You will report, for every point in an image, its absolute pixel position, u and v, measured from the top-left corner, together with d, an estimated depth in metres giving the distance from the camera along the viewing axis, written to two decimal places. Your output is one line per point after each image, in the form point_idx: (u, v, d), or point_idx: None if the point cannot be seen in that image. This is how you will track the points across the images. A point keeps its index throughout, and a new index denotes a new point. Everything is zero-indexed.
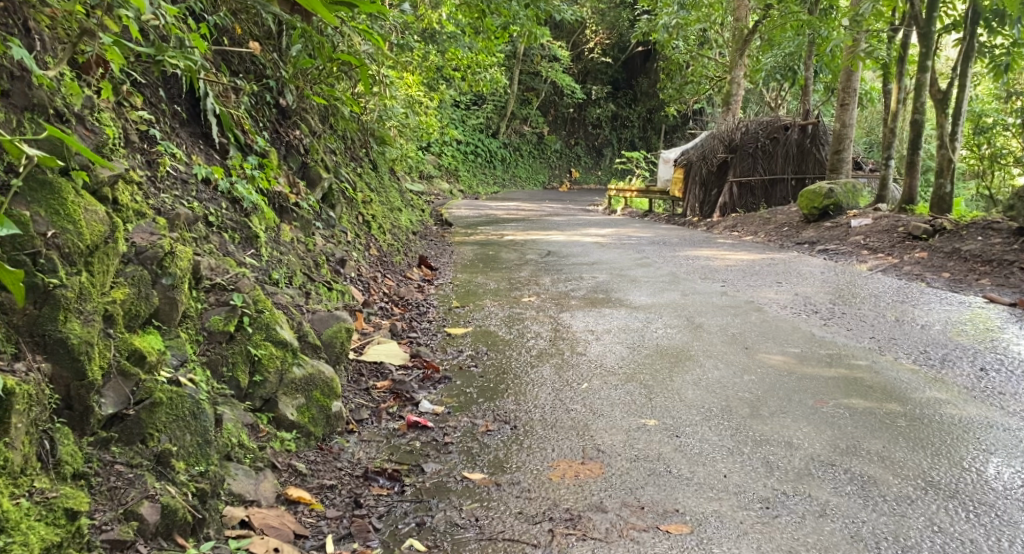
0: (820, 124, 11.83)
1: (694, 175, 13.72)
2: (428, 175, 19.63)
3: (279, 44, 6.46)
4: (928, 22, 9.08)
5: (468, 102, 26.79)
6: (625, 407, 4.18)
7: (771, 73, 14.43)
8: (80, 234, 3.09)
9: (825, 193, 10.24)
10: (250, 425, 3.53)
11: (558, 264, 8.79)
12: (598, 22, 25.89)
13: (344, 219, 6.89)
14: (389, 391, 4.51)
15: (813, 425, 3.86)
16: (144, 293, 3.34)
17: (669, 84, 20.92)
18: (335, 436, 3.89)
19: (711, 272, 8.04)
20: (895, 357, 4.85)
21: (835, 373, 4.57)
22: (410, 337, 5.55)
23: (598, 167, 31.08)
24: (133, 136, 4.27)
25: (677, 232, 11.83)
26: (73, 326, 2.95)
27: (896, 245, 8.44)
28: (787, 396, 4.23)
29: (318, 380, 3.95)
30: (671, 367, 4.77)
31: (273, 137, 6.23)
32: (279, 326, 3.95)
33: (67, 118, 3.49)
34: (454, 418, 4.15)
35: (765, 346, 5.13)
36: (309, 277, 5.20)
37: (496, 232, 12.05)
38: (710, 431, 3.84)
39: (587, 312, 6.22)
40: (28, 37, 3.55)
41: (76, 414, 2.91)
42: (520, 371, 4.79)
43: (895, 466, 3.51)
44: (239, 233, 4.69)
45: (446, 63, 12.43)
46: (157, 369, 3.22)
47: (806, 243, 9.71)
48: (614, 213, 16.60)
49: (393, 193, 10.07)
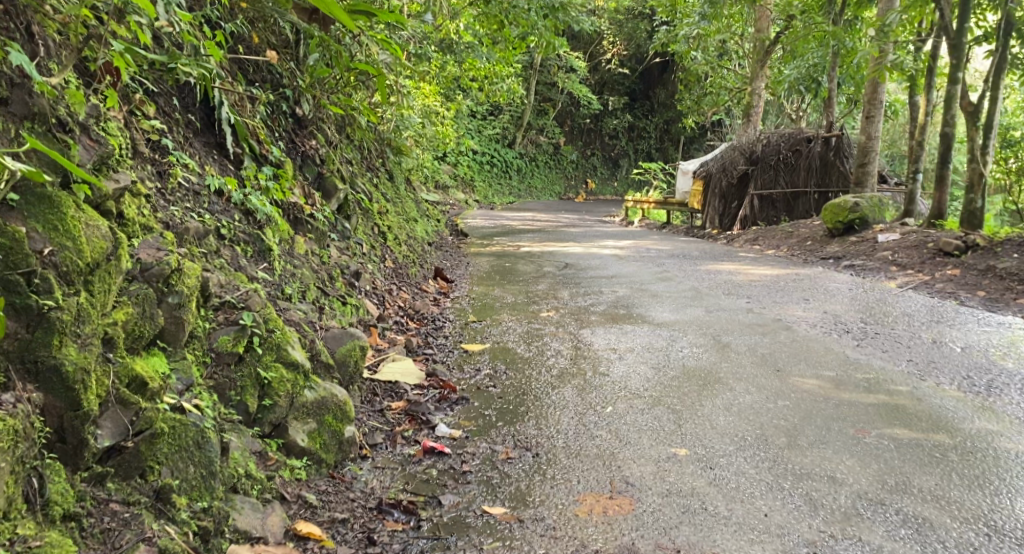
0: (844, 136, 11.51)
1: (714, 187, 13.49)
2: (444, 186, 19.40)
3: (296, 53, 6.30)
4: (959, 33, 8.82)
5: (485, 112, 26.69)
6: (653, 434, 3.97)
7: (794, 85, 14.17)
8: (80, 251, 2.92)
9: (850, 207, 9.99)
10: (258, 453, 3.32)
11: (577, 277, 8.58)
12: (616, 33, 25.73)
13: (360, 230, 6.71)
14: (404, 413, 4.31)
15: (857, 458, 3.62)
16: (149, 312, 3.15)
17: (688, 94, 20.67)
18: (349, 463, 3.69)
19: (736, 287, 7.80)
20: (938, 383, 4.60)
21: (876, 399, 4.34)
22: (426, 354, 5.35)
23: (614, 177, 30.75)
24: (143, 145, 4.10)
25: (698, 244, 11.59)
26: (69, 352, 2.78)
27: (927, 261, 8.19)
28: (825, 424, 4.00)
29: (331, 403, 3.74)
30: (698, 391, 4.54)
31: (290, 147, 6.05)
32: (291, 347, 3.74)
33: (70, 128, 3.29)
34: (472, 444, 3.95)
35: (797, 368, 4.89)
36: (323, 291, 5.01)
37: (513, 243, 11.82)
38: (746, 463, 3.62)
39: (608, 329, 5.99)
40: (31, 43, 3.37)
41: (69, 447, 2.73)
42: (541, 392, 4.58)
43: (951, 507, 3.28)
44: (252, 246, 4.52)
45: (464, 72, 12.28)
46: (160, 395, 3.03)
47: (832, 257, 9.46)
48: (631, 224, 16.37)
49: (409, 203, 9.90)
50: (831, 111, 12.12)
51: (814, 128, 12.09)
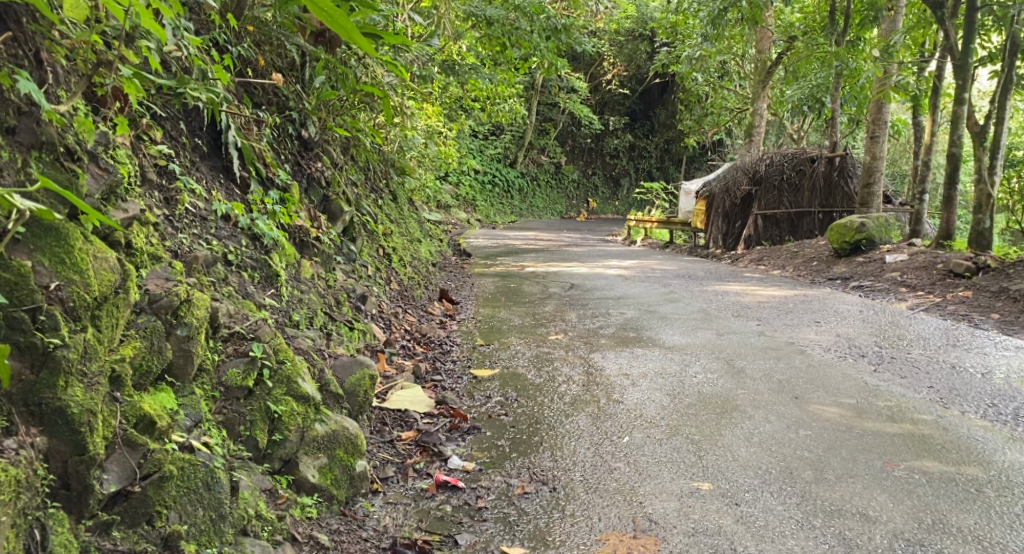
0: (847, 156, 11.38)
1: (717, 206, 13.39)
2: (446, 206, 19.32)
3: (302, 76, 6.25)
4: (964, 54, 8.69)
5: (487, 132, 26.73)
6: (673, 467, 3.86)
7: (796, 106, 14.11)
8: (88, 285, 2.81)
9: (857, 227, 9.84)
10: (268, 491, 3.20)
11: (584, 298, 8.47)
12: (616, 54, 25.79)
13: (365, 252, 6.61)
14: (415, 443, 4.18)
15: (889, 494, 3.58)
16: (157, 346, 3.04)
17: (689, 115, 20.66)
18: (360, 499, 3.55)
19: (746, 308, 7.69)
20: (962, 412, 4.49)
21: (900, 428, 4.24)
22: (435, 380, 5.22)
23: (616, 197, 30.60)
24: (151, 172, 4.01)
25: (703, 264, 11.49)
26: (75, 393, 2.67)
27: (937, 283, 8.09)
28: (851, 456, 3.92)
29: (342, 436, 3.61)
30: (717, 419, 4.41)
31: (295, 170, 5.94)
32: (301, 379, 3.61)
33: (79, 156, 3.17)
34: (487, 478, 3.82)
35: (816, 396, 4.77)
36: (330, 317, 4.90)
37: (517, 263, 11.71)
38: (773, 499, 3.56)
39: (619, 353, 5.88)
40: (40, 70, 3.28)
41: (73, 494, 2.61)
42: (554, 421, 4.45)
43: (994, 549, 3.25)
44: (259, 271, 4.42)
45: (466, 93, 12.25)
46: (168, 434, 2.90)
47: (840, 278, 9.35)
48: (634, 244, 16.27)
49: (412, 224, 9.79)
50: (834, 131, 12.05)
51: (817, 147, 12.02)
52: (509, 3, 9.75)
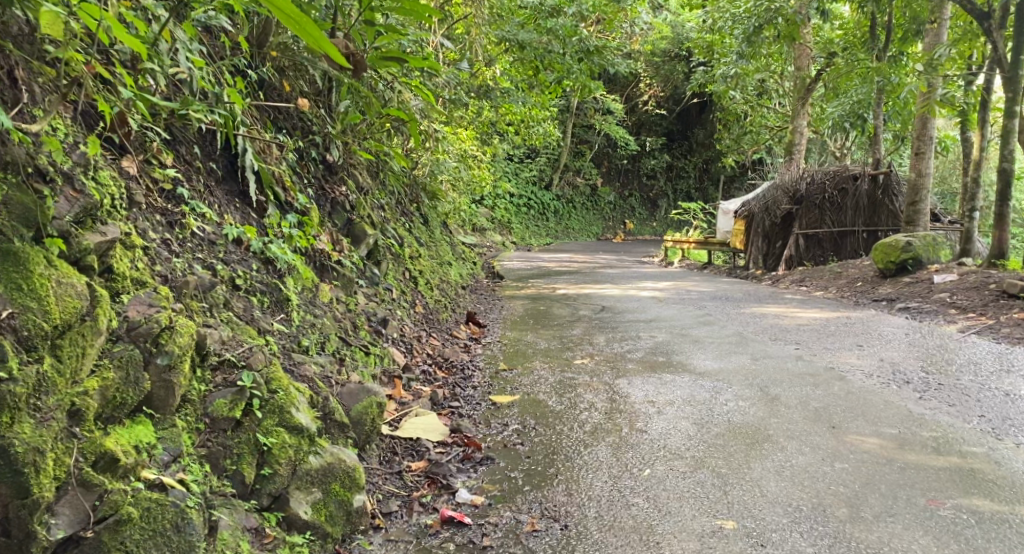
0: (892, 173, 11.12)
1: (756, 227, 12.83)
2: (480, 229, 19.08)
3: (328, 99, 6.11)
4: (1012, 66, 8.26)
5: (522, 156, 26.56)
6: (694, 503, 3.60)
7: (838, 123, 13.62)
8: (46, 312, 2.82)
9: (903, 246, 9.46)
10: (252, 529, 3.02)
11: (615, 321, 8.19)
12: (654, 75, 25.49)
13: (390, 275, 6.39)
14: (424, 474, 3.95)
15: (931, 535, 3.34)
16: (133, 377, 2.97)
17: (728, 135, 20.26)
18: (359, 537, 3.33)
19: (783, 332, 7.34)
20: (1017, 444, 4.15)
21: (947, 462, 3.92)
22: (453, 408, 4.98)
23: (653, 218, 29.84)
24: (149, 195, 3.88)
25: (742, 286, 11.11)
26: (23, 429, 2.67)
27: (990, 303, 7.69)
28: (891, 492, 3.63)
29: (338, 470, 3.37)
30: (746, 451, 4.11)
31: (317, 195, 5.76)
32: (296, 409, 3.39)
33: (51, 177, 3.08)
34: (496, 513, 3.58)
35: (856, 425, 4.45)
36: (345, 341, 4.67)
37: (550, 286, 11.43)
38: (802, 540, 3.34)
39: (647, 379, 5.59)
40: (13, 89, 3.17)
41: (15, 541, 2.61)
42: (573, 452, 4.18)
43: None
44: (269, 296, 4.24)
45: (500, 117, 12.09)
46: (136, 472, 2.85)
47: (885, 298, 8.95)
48: (671, 265, 15.89)
49: (444, 247, 9.56)
50: (879, 148, 11.64)
51: (858, 165, 11.65)
52: (541, 26, 9.71)
